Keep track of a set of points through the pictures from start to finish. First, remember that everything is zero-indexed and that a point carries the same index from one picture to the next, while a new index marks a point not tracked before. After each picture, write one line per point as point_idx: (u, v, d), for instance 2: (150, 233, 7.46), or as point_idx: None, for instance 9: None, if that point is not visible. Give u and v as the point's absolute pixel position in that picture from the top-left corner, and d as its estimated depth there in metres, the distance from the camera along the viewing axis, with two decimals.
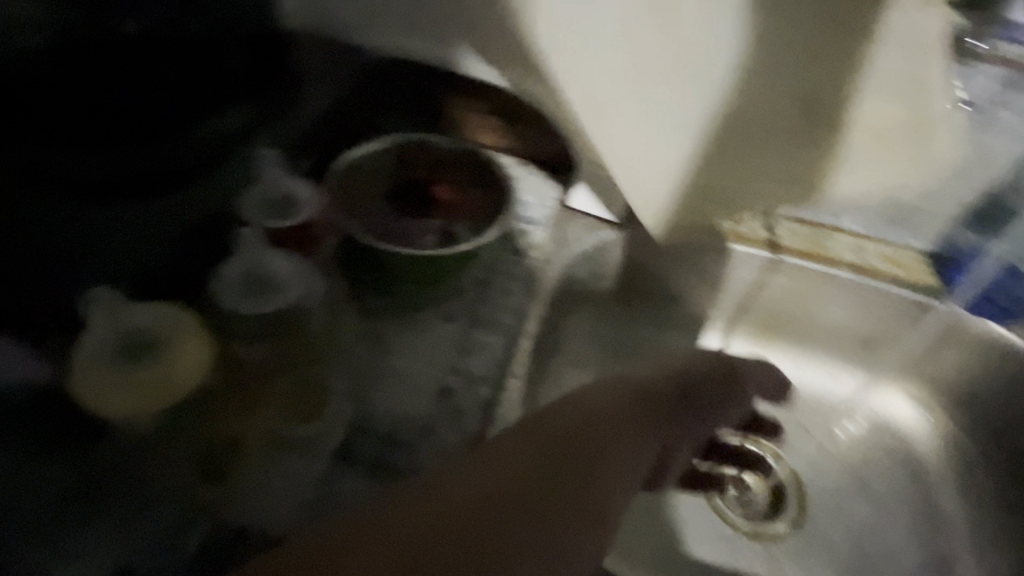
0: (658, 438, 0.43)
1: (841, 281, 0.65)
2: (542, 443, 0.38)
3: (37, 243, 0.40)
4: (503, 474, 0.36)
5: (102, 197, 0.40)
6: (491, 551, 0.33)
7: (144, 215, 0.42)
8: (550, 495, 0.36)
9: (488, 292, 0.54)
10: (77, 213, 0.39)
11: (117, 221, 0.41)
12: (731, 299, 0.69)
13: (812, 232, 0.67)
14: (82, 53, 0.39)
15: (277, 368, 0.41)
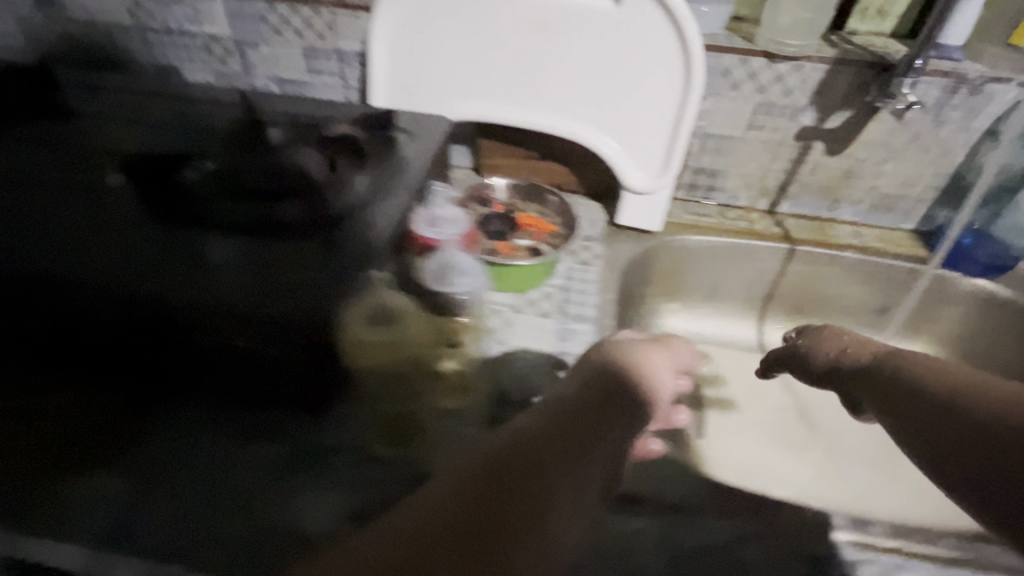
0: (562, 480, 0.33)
1: (844, 261, 0.79)
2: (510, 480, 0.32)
3: (245, 268, 0.51)
4: (486, 467, 0.32)
5: (298, 241, 0.54)
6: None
7: (328, 246, 0.54)
8: (519, 493, 0.31)
9: (571, 293, 0.67)
10: (282, 253, 0.53)
11: (309, 253, 0.53)
12: (757, 287, 0.84)
13: (814, 226, 0.82)
14: (234, 143, 0.65)
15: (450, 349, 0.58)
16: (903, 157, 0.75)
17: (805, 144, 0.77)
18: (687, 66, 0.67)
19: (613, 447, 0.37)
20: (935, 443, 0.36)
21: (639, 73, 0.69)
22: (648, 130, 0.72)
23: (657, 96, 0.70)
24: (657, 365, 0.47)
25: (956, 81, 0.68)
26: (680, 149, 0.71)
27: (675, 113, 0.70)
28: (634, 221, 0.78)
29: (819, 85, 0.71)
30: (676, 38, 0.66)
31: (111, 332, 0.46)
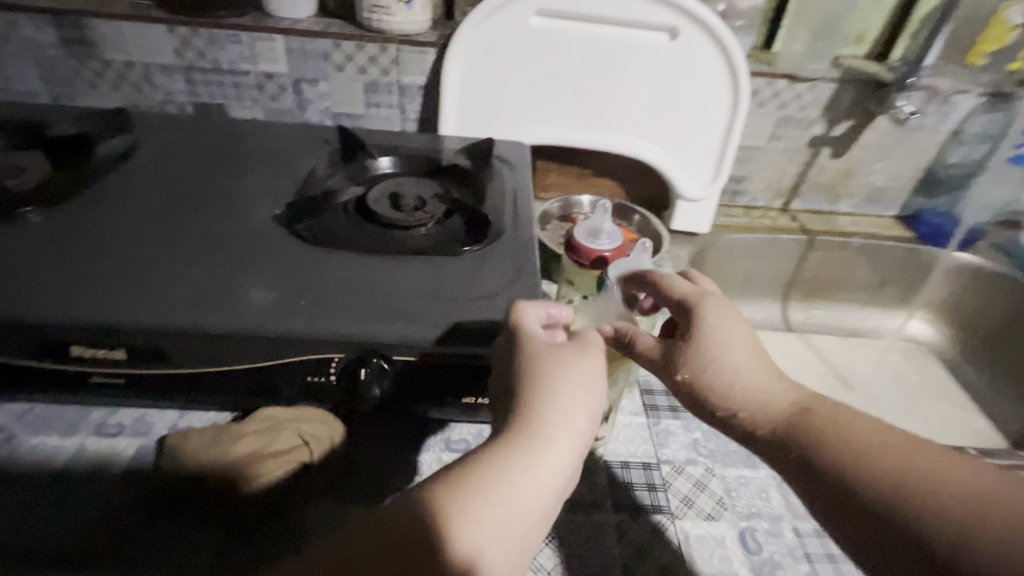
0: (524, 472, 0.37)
1: (852, 245, 0.93)
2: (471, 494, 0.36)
3: (412, 281, 0.53)
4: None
5: (452, 253, 0.57)
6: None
7: (481, 253, 0.57)
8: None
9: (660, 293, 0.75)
10: (441, 265, 0.56)
11: (466, 261, 0.56)
12: (782, 274, 0.96)
13: (822, 218, 0.96)
14: (337, 172, 0.67)
15: None
16: (891, 156, 0.91)
17: (815, 150, 0.91)
18: (733, 80, 0.77)
19: (507, 541, 0.36)
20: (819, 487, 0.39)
21: (691, 90, 0.79)
22: (700, 141, 0.82)
23: (707, 117, 0.80)
24: (576, 412, 0.40)
25: (931, 92, 0.84)
26: (728, 156, 0.82)
27: (724, 122, 0.80)
28: (686, 225, 0.88)
29: (828, 100, 0.85)
30: (723, 57, 0.76)
31: (332, 338, 0.48)
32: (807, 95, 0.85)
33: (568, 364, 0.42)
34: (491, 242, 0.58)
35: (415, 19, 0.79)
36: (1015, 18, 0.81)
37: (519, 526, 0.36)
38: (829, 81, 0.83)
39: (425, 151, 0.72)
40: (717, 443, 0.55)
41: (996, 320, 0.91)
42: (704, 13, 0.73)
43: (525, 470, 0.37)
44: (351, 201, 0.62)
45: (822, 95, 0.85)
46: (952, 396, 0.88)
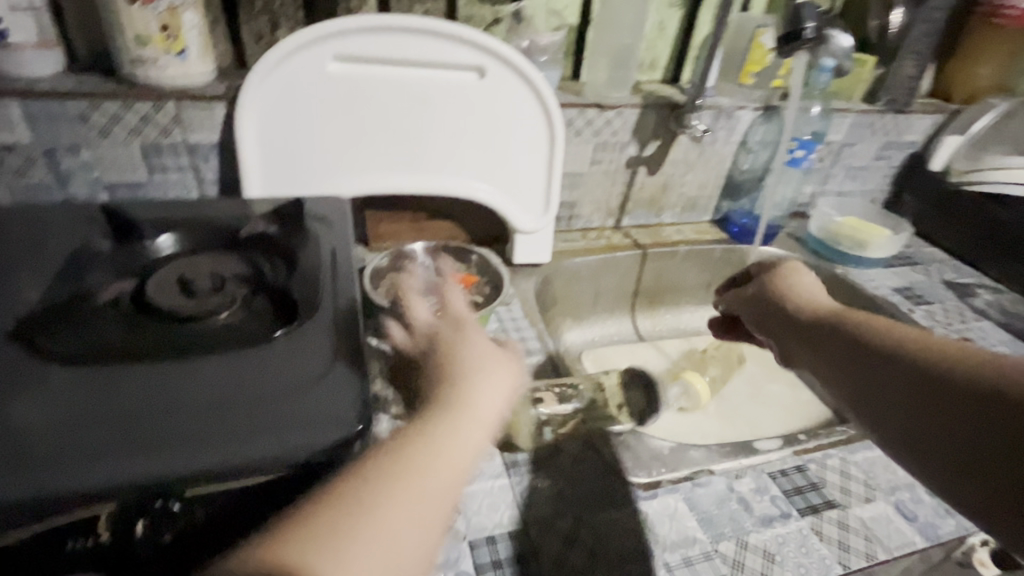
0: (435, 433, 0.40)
1: (681, 253, 1.00)
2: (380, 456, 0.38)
3: (208, 383, 0.44)
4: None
5: (258, 340, 0.49)
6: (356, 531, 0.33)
7: (294, 334, 0.50)
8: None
9: (509, 333, 0.73)
10: (244, 357, 0.47)
11: (276, 347, 0.48)
12: (626, 289, 1.01)
13: (650, 231, 1.03)
14: (104, 265, 0.55)
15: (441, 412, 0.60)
16: (696, 169, 1.00)
17: (633, 170, 0.96)
18: (543, 107, 0.78)
19: (402, 512, 0.35)
20: (841, 387, 0.48)
21: (507, 121, 0.78)
22: (525, 171, 0.82)
23: (529, 151, 0.80)
24: (483, 387, 0.44)
25: (718, 110, 0.93)
26: (555, 181, 0.83)
27: (544, 149, 0.81)
28: (527, 257, 0.87)
29: (635, 123, 0.91)
30: (529, 85, 0.77)
31: (97, 487, 0.37)
32: (615, 120, 0.89)
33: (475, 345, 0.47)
34: (304, 321, 0.51)
35: (192, 70, 0.69)
36: (769, 43, 0.92)
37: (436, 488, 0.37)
38: (633, 106, 0.89)
39: (222, 221, 0.63)
40: (584, 487, 0.54)
41: None
42: (507, 52, 0.74)
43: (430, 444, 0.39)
44: (121, 295, 0.52)
45: (629, 120, 0.90)
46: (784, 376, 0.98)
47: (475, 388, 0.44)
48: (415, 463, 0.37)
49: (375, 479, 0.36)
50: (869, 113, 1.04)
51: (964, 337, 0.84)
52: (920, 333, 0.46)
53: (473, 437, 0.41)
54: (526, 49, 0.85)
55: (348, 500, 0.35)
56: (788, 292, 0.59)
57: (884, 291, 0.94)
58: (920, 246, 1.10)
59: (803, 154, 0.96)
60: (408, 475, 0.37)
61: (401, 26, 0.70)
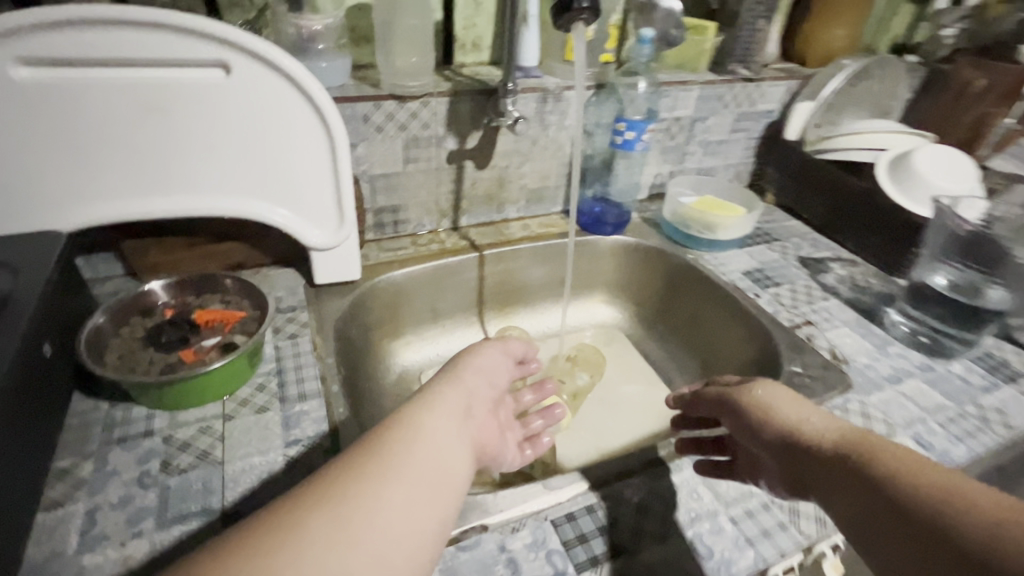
0: (440, 427, 0.47)
1: (524, 251, 0.91)
2: (389, 447, 0.43)
3: None
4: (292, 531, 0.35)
5: None
6: (361, 505, 0.38)
7: None
8: (338, 507, 0.38)
9: (286, 375, 0.63)
10: None
11: None
12: (467, 296, 0.91)
13: (492, 230, 0.93)
14: None
15: (165, 494, 0.50)
16: (534, 158, 0.91)
17: (458, 165, 0.86)
18: (313, 106, 0.67)
19: (405, 503, 0.40)
20: (863, 528, 0.38)
21: (272, 123, 0.66)
22: (308, 181, 0.71)
23: (311, 159, 0.69)
24: (478, 383, 0.57)
25: (544, 93, 0.84)
26: (346, 191, 0.72)
27: (326, 155, 0.70)
28: (331, 277, 0.77)
29: (448, 114, 0.81)
30: (290, 81, 0.65)
31: None
32: (422, 112, 0.79)
33: (488, 349, 0.61)
34: None
35: None
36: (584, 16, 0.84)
37: (432, 486, 0.43)
38: (439, 95, 0.78)
39: None
40: None
41: (659, 290, 0.96)
42: (251, 43, 0.62)
43: (435, 442, 0.46)
44: None
45: (438, 112, 0.80)
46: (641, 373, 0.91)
47: (466, 385, 0.55)
48: (412, 458, 0.43)
49: (382, 466, 0.42)
50: (715, 84, 0.97)
51: (807, 321, 0.79)
52: (931, 462, 0.38)
53: (464, 431, 0.50)
54: (300, 37, 0.73)
55: (361, 477, 0.40)
56: (776, 415, 0.49)
57: (734, 276, 0.88)
58: (781, 221, 1.05)
59: (634, 135, 0.87)
60: (410, 469, 0.42)
61: (98, 19, 0.56)
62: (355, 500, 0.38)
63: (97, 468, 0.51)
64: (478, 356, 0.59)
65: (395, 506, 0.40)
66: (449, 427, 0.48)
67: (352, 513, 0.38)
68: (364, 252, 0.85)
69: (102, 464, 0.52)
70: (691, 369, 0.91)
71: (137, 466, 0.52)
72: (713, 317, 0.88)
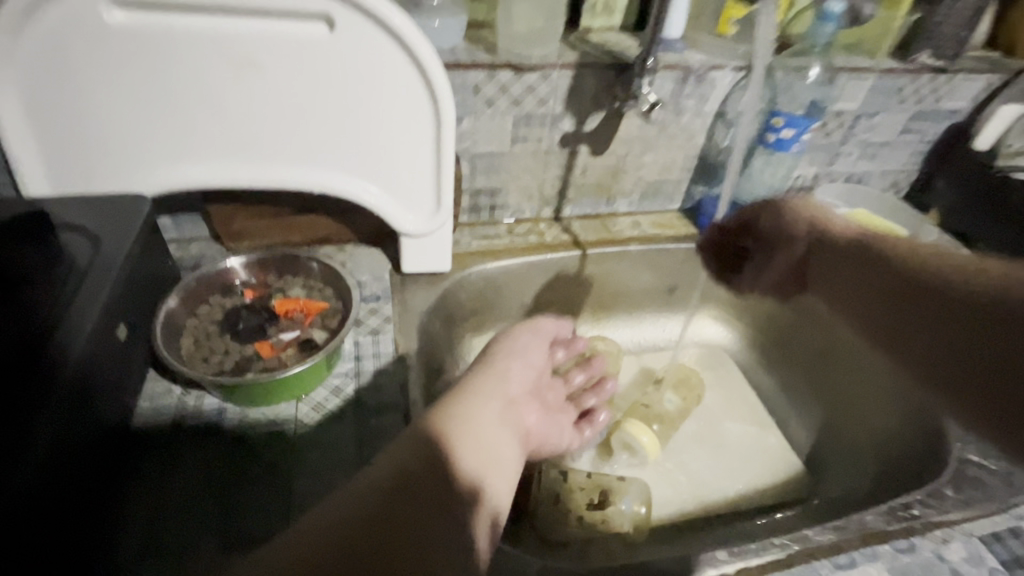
0: (483, 414, 0.52)
1: (632, 254, 0.80)
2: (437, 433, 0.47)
3: None
4: (388, 501, 0.41)
5: None
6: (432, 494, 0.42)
7: None
8: (419, 501, 0.42)
9: (364, 379, 0.57)
10: None
11: None
12: (560, 298, 0.81)
13: (598, 225, 0.82)
14: None
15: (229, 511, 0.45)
16: (658, 148, 0.78)
17: (571, 149, 0.75)
18: (421, 74, 0.57)
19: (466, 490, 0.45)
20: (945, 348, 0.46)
21: (374, 91, 0.58)
22: (407, 160, 0.62)
23: (410, 139, 0.61)
24: (516, 367, 0.59)
25: (685, 72, 0.71)
26: (447, 175, 0.63)
27: (430, 132, 0.61)
28: (418, 265, 0.69)
29: (569, 90, 0.69)
30: (399, 43, 0.56)
31: None
32: (540, 85, 0.68)
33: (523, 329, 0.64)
34: None
35: None
36: None
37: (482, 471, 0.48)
38: (563, 66, 0.67)
39: None
40: None
41: (784, 316, 0.83)
42: None
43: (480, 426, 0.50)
44: None
45: (557, 87, 0.69)
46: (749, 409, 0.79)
47: (504, 372, 0.58)
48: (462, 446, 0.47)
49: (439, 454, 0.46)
50: (897, 73, 0.78)
51: None
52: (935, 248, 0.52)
53: (505, 416, 0.54)
54: None
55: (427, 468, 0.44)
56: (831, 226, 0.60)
57: None
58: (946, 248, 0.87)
59: (791, 134, 0.74)
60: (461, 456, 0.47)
61: None
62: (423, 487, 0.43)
63: (162, 467, 0.49)
64: (516, 342, 0.62)
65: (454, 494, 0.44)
66: (489, 413, 0.53)
67: (423, 504, 0.42)
68: (455, 238, 0.77)
69: (166, 466, 0.49)
70: (811, 415, 0.78)
71: (200, 472, 0.49)
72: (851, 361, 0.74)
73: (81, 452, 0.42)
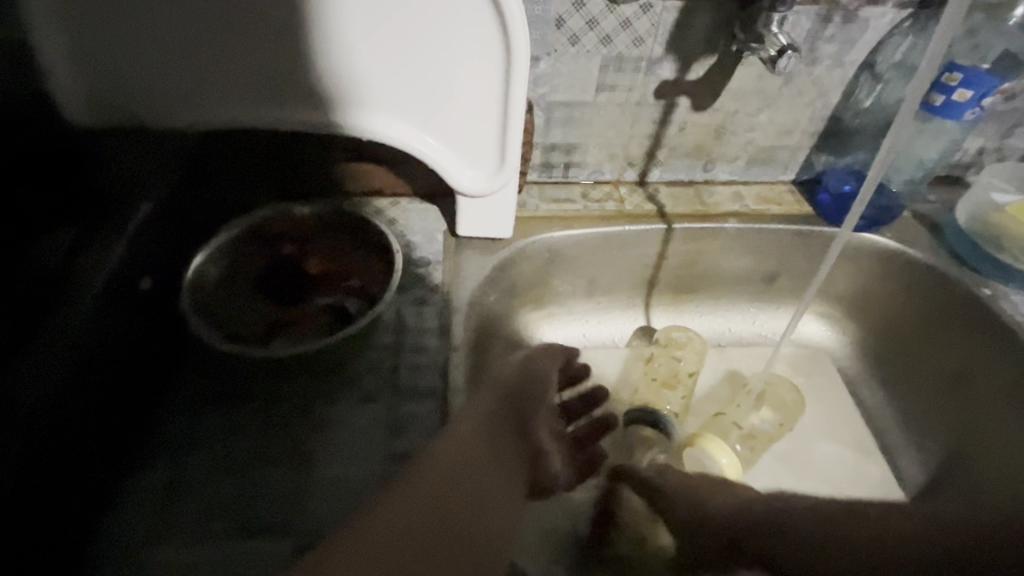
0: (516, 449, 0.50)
1: (728, 233, 0.67)
2: (447, 489, 0.43)
3: None
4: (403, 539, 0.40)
5: None
6: (453, 526, 0.42)
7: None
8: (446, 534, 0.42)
9: (402, 356, 0.51)
10: None
11: None
12: (635, 276, 0.70)
13: (690, 194, 0.69)
14: None
15: (249, 486, 0.43)
16: (778, 104, 0.63)
17: (668, 102, 0.63)
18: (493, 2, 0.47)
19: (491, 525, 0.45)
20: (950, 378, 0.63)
21: (437, 20, 0.48)
22: (470, 109, 0.53)
23: (471, 90, 0.52)
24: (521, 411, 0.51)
25: (827, 7, 0.56)
26: (515, 129, 0.54)
27: (499, 76, 0.51)
28: (476, 228, 0.61)
29: (674, 27, 0.56)
30: None
31: None
32: (638, 19, 0.56)
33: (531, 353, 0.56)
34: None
35: None
36: None
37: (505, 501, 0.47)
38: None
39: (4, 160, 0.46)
40: None
41: (910, 326, 0.67)
42: None
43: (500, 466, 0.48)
44: None
45: (660, 23, 0.56)
46: (848, 429, 0.67)
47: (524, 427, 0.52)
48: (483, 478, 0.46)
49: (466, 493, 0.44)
50: None
51: None
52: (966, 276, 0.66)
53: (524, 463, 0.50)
54: None
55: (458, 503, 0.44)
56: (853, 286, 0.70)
57: None
58: None
59: (969, 96, 0.57)
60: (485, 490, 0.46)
61: None
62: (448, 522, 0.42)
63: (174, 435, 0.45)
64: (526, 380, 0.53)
65: (477, 527, 0.44)
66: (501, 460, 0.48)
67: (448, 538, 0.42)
68: (521, 198, 0.67)
69: (183, 436, 0.45)
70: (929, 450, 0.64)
71: (219, 447, 0.45)
72: (995, 393, 0.60)
73: (60, 429, 0.39)
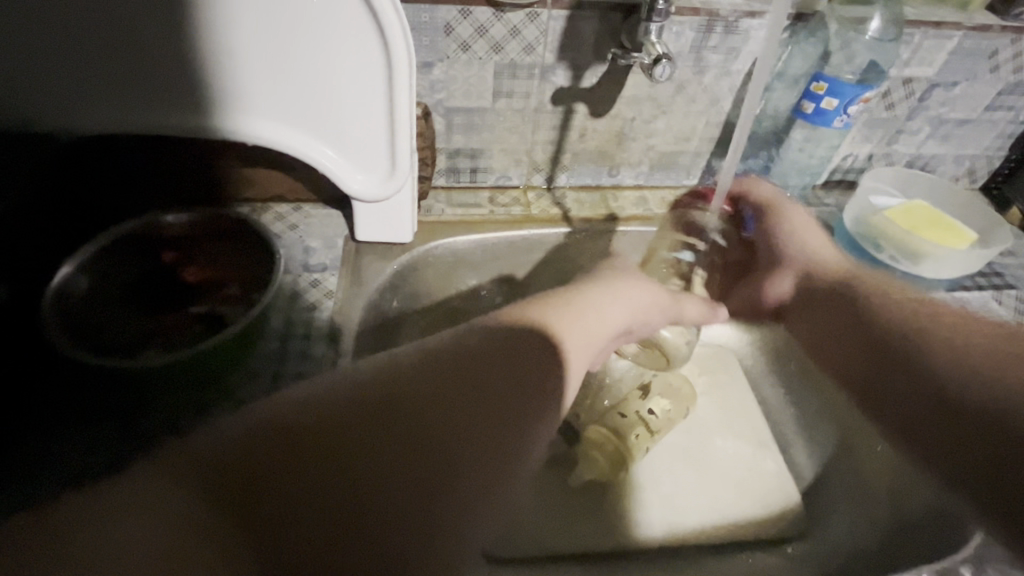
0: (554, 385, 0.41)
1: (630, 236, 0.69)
2: (465, 399, 0.36)
3: None
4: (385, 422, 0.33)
5: None
6: (465, 413, 0.35)
7: None
8: (457, 429, 0.34)
9: (288, 364, 0.51)
10: None
11: None
12: (544, 279, 0.71)
13: (596, 198, 0.71)
14: None
15: None
16: (672, 111, 0.65)
17: (567, 108, 0.64)
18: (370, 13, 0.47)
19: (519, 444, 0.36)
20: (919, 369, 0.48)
21: (315, 28, 0.47)
22: (358, 118, 0.53)
23: (357, 97, 0.51)
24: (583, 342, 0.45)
25: (708, 19, 0.58)
26: (403, 136, 0.54)
27: (383, 85, 0.51)
28: (375, 234, 0.61)
29: (563, 36, 0.58)
30: None
31: None
32: (527, 28, 0.57)
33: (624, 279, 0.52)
34: None
35: None
36: None
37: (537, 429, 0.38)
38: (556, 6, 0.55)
39: None
40: None
41: None
42: None
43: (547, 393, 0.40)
44: None
45: (548, 31, 0.57)
46: (748, 423, 0.69)
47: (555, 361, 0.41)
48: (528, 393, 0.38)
49: (517, 386, 0.38)
50: (992, 32, 0.62)
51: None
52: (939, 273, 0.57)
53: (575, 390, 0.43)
54: None
55: (480, 394, 0.37)
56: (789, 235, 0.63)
57: None
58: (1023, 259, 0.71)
59: (836, 105, 0.60)
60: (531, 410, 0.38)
61: None
62: (468, 436, 0.34)
63: (9, 449, 0.44)
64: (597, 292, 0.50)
65: (507, 442, 0.36)
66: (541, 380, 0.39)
67: (456, 443, 0.34)
68: (427, 203, 0.68)
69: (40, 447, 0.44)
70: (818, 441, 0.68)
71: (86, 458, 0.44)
72: None
73: None
